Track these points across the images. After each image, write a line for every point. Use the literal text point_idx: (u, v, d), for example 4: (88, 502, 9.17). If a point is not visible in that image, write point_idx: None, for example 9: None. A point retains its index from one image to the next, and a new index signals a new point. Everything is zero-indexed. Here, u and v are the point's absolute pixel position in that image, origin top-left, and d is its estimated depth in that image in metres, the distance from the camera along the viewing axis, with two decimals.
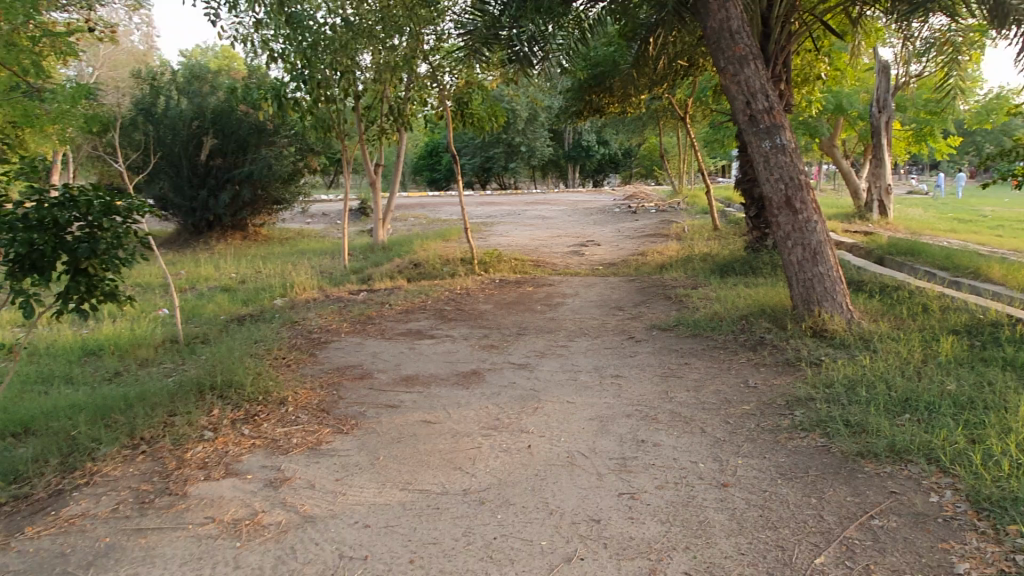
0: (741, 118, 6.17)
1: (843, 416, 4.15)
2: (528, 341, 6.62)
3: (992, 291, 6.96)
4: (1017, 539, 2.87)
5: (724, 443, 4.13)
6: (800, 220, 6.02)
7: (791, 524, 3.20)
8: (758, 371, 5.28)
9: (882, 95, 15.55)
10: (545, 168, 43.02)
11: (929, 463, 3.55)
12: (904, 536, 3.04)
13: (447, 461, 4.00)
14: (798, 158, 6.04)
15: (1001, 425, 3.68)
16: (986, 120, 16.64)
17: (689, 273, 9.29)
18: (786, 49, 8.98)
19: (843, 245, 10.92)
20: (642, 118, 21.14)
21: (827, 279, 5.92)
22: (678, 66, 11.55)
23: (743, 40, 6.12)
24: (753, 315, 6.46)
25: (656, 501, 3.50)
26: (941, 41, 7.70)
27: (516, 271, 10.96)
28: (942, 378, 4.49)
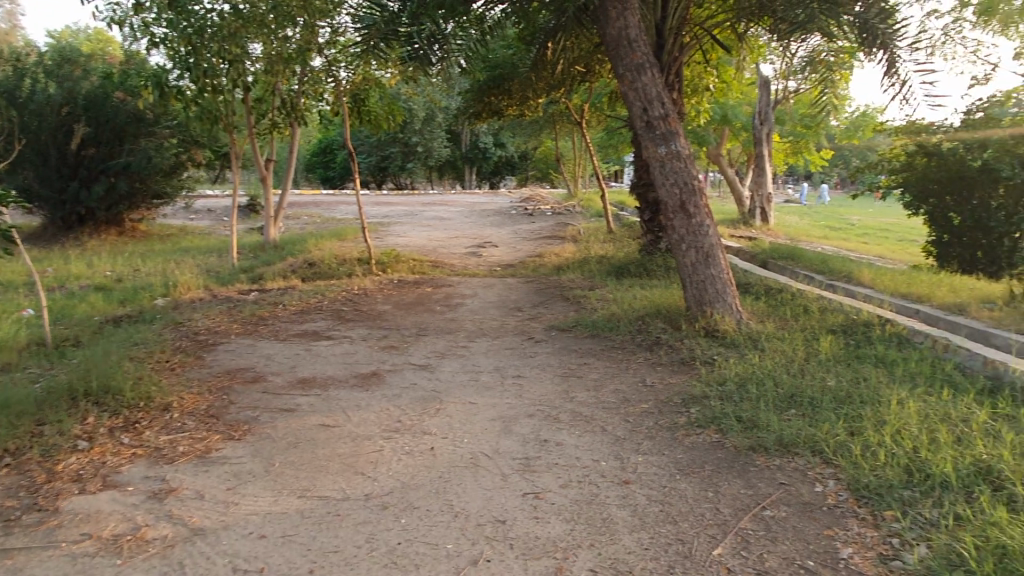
0: (638, 124, 6.33)
1: (735, 412, 4.33)
2: (429, 342, 6.53)
3: (863, 293, 7.50)
4: (893, 524, 3.08)
5: (625, 442, 4.22)
6: (693, 223, 6.25)
7: (689, 518, 3.30)
8: (655, 370, 5.44)
9: (763, 108, 16.47)
10: (442, 170, 42.92)
11: (814, 455, 3.75)
12: (794, 525, 3.19)
13: (347, 466, 3.87)
14: (692, 164, 6.27)
15: (877, 418, 3.94)
16: (853, 136, 17.97)
17: (586, 275, 9.48)
18: (678, 60, 9.35)
19: (729, 250, 11.49)
20: (538, 122, 21.45)
21: (718, 281, 6.17)
22: (576, 72, 11.80)
23: (640, 48, 6.28)
24: (649, 315, 6.66)
25: (560, 500, 3.52)
26: (816, 60, 8.20)
27: (414, 271, 10.82)
28: (823, 375, 4.77)
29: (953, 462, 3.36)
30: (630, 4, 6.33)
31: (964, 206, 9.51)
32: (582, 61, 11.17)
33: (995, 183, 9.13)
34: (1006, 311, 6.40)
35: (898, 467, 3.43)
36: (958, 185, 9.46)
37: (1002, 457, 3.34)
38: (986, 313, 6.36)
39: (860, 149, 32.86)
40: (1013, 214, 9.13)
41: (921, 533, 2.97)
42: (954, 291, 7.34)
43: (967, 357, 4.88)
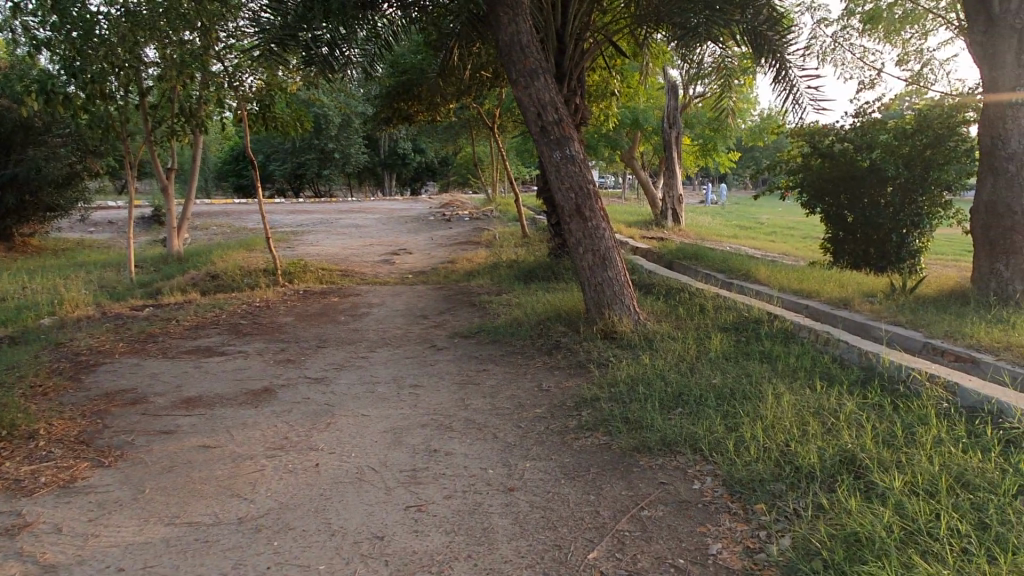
0: (533, 129, 6.36)
1: (623, 414, 4.38)
2: (328, 354, 6.38)
3: (757, 290, 7.77)
4: (761, 516, 3.16)
5: (514, 448, 4.21)
6: (590, 227, 6.32)
7: (569, 523, 3.31)
8: (551, 374, 5.47)
9: (671, 111, 16.88)
10: (360, 176, 42.39)
11: (693, 453, 3.83)
12: (669, 524, 3.24)
13: (223, 488, 3.72)
14: (586, 168, 6.34)
15: (754, 413, 4.06)
16: (758, 138, 18.51)
17: (496, 280, 9.47)
18: (580, 66, 9.45)
19: (638, 251, 11.70)
20: (454, 126, 21.37)
21: (615, 283, 6.25)
22: (484, 77, 11.79)
23: (532, 54, 6.31)
24: (550, 319, 6.70)
25: (442, 511, 3.47)
26: (718, 67, 8.34)
27: (323, 280, 10.59)
28: (711, 372, 4.89)
29: (820, 453, 3.48)
30: (522, 10, 6.36)
31: (855, 204, 9.95)
32: (489, 66, 11.17)
33: (882, 182, 9.59)
34: (887, 304, 6.73)
35: (770, 461, 3.53)
36: (850, 185, 9.91)
37: (864, 446, 3.48)
38: (867, 306, 6.69)
39: (767, 150, 34.04)
40: (898, 212, 9.61)
41: (785, 526, 3.05)
42: (842, 286, 7.67)
43: (845, 349, 5.09)
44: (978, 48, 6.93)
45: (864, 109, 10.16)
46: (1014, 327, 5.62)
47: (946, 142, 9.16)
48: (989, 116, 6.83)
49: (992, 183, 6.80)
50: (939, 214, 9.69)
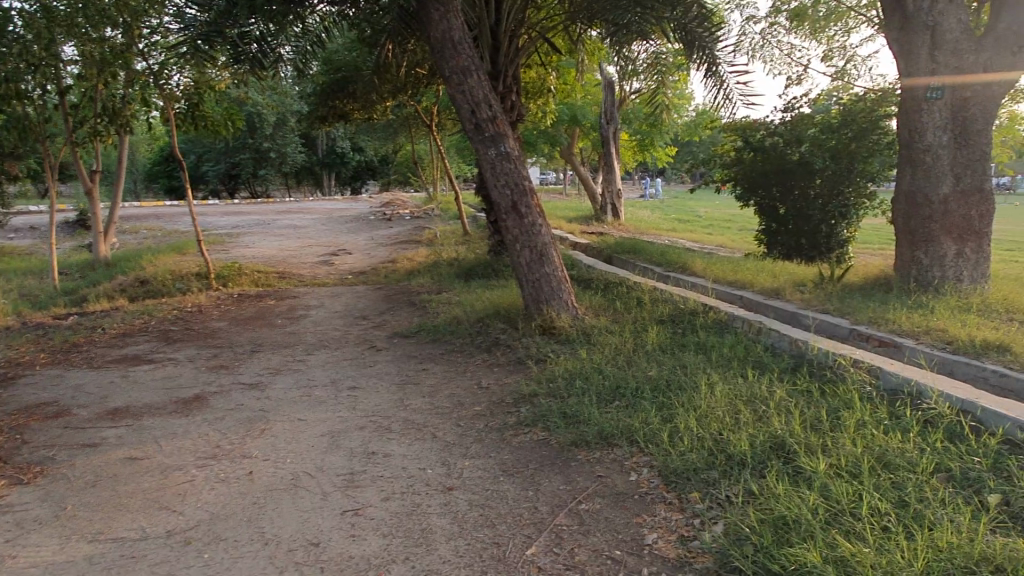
0: (467, 126, 6.33)
1: (561, 408, 4.41)
2: (263, 359, 6.24)
3: (692, 283, 7.92)
4: (695, 505, 3.22)
5: (453, 447, 4.19)
6: (526, 223, 6.33)
7: (507, 520, 3.31)
8: (491, 371, 5.47)
9: (608, 109, 17.12)
10: (298, 176, 41.58)
11: (630, 445, 3.88)
12: (605, 516, 3.27)
13: (152, 501, 3.59)
14: (521, 164, 6.36)
15: (688, 403, 4.13)
16: (693, 134, 18.96)
17: (436, 279, 9.40)
18: (515, 63, 9.45)
19: (578, 247, 11.80)
20: (392, 124, 21.16)
21: (553, 279, 6.29)
22: (420, 74, 11.68)
23: (464, 51, 6.27)
24: (489, 316, 6.69)
25: (379, 514, 3.42)
26: (651, 64, 8.45)
27: (259, 283, 10.35)
28: (648, 364, 4.95)
29: (751, 440, 3.57)
30: (453, 6, 6.32)
31: (787, 197, 10.23)
32: (425, 63, 11.07)
33: (811, 175, 9.87)
34: (816, 293, 6.94)
35: (703, 450, 3.59)
36: (781, 178, 10.17)
37: (792, 431, 3.58)
38: (798, 295, 6.90)
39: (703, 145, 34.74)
40: (826, 203, 9.92)
41: (718, 513, 3.12)
42: (774, 277, 7.88)
43: (776, 338, 5.22)
44: (894, 44, 7.25)
45: (793, 104, 10.46)
46: (933, 312, 5.87)
47: (870, 135, 9.52)
48: (906, 108, 7.10)
49: (910, 174, 7.08)
50: (864, 205, 10.04)
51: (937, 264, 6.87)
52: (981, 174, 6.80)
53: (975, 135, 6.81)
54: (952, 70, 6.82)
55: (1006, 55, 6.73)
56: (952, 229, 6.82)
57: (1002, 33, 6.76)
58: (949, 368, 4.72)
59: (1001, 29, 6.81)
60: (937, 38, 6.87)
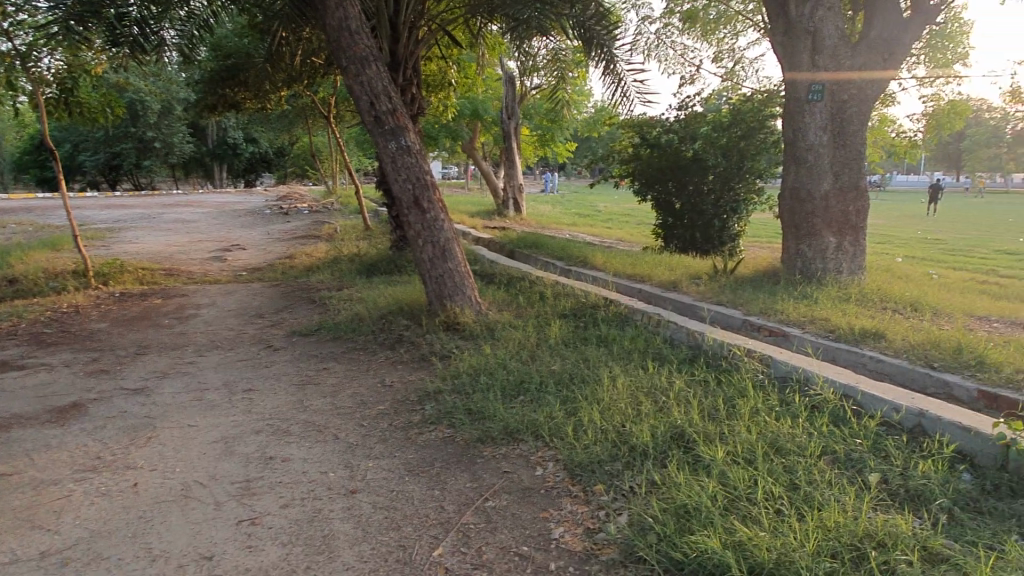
0: (366, 118, 6.16)
1: (467, 405, 4.37)
2: (149, 361, 5.87)
3: (593, 276, 8.06)
4: (600, 497, 3.26)
5: (356, 448, 4.07)
6: (429, 218, 6.24)
7: (413, 521, 3.24)
8: (394, 369, 5.36)
9: (507, 103, 17.18)
10: (186, 167, 39.58)
11: (535, 440, 3.89)
12: (512, 513, 3.25)
13: (22, 521, 3.29)
14: (422, 159, 6.26)
15: (592, 396, 4.18)
16: (592, 129, 19.30)
17: (336, 275, 9.15)
18: (415, 55, 9.28)
19: (481, 242, 11.79)
20: (288, 115, 20.46)
21: (456, 274, 6.24)
22: (315, 63, 11.29)
23: (362, 40, 6.09)
24: (392, 313, 6.57)
25: (278, 522, 3.27)
26: (551, 60, 8.51)
27: (143, 281, 9.75)
28: (552, 358, 4.98)
29: (652, 431, 3.65)
30: None
31: (682, 192, 10.57)
32: (321, 52, 10.71)
33: (704, 171, 10.24)
34: (710, 285, 7.20)
35: (607, 442, 3.65)
36: (676, 174, 10.52)
37: (691, 421, 3.69)
38: (693, 288, 7.15)
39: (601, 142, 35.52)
40: (719, 199, 10.33)
41: (622, 504, 3.17)
42: (671, 270, 8.12)
43: (674, 330, 5.37)
44: (779, 47, 7.60)
45: (686, 103, 10.88)
46: (817, 302, 6.22)
47: (756, 134, 10.08)
48: (791, 107, 7.46)
49: (795, 172, 7.46)
50: (753, 200, 10.53)
51: (820, 257, 7.29)
52: (857, 172, 7.26)
53: (852, 136, 7.26)
54: (831, 73, 7.22)
55: (880, 60, 7.21)
56: (833, 223, 7.25)
57: (876, 40, 7.24)
58: (831, 355, 5.02)
59: (874, 36, 7.27)
60: (817, 43, 7.24)
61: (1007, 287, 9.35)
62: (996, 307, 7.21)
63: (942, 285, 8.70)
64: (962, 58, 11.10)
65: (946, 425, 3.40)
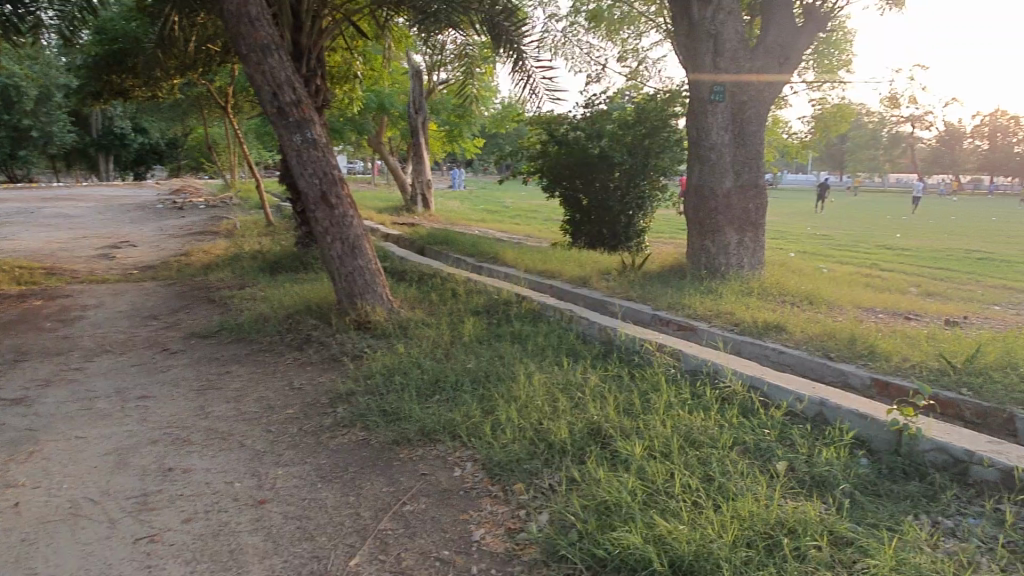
0: (269, 110, 5.89)
1: (381, 406, 4.24)
2: (29, 369, 5.41)
3: (505, 273, 8.05)
4: (520, 496, 3.24)
5: (263, 455, 3.88)
6: (337, 215, 6.04)
7: (327, 530, 3.11)
8: (303, 371, 5.17)
9: (414, 98, 16.88)
10: (67, 159, 36.99)
11: (452, 440, 3.82)
12: (431, 516, 3.18)
13: None
14: (329, 153, 6.05)
15: (509, 394, 4.16)
16: (499, 126, 19.37)
17: (237, 273, 8.75)
18: (319, 44, 8.96)
19: (389, 238, 11.58)
20: (181, 104, 19.43)
21: (366, 272, 6.08)
22: (211, 50, 10.73)
23: (263, 27, 5.81)
24: (299, 312, 6.33)
25: (181, 539, 3.07)
26: (459, 55, 8.22)
27: (21, 281, 9.01)
28: (467, 356, 4.92)
29: (569, 428, 3.66)
30: None
31: (589, 188, 10.71)
32: (217, 39, 10.18)
33: (611, 168, 10.42)
34: (619, 281, 7.33)
35: (525, 440, 3.63)
36: (582, 171, 10.61)
37: (607, 416, 3.72)
38: (603, 283, 7.25)
39: None
40: (624, 196, 10.54)
41: (542, 503, 3.15)
42: (580, 265, 8.22)
43: (586, 325, 5.42)
44: (682, 47, 7.79)
45: (592, 100, 11.01)
46: (721, 296, 6.43)
47: (660, 132, 10.37)
48: (694, 106, 7.68)
49: (698, 170, 7.69)
50: (657, 197, 10.81)
51: (722, 252, 7.56)
52: (756, 171, 7.57)
53: (751, 137, 7.55)
54: (732, 74, 7.47)
55: (776, 65, 7.58)
56: (734, 220, 7.53)
57: (772, 45, 7.57)
58: (737, 347, 5.20)
59: (770, 41, 7.59)
60: (719, 45, 7.45)
61: (889, 280, 10.00)
62: (880, 299, 7.70)
63: (832, 279, 9.21)
64: (846, 64, 11.78)
65: (846, 412, 3.57)
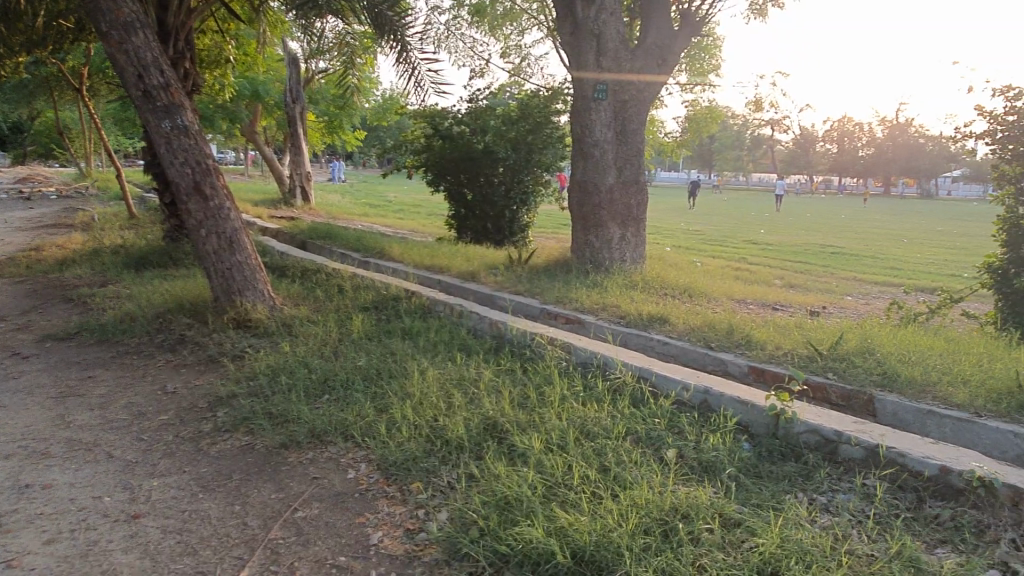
0: (134, 93, 5.47)
1: (266, 409, 4.04)
2: None
3: (392, 268, 7.89)
4: (418, 495, 3.17)
5: (136, 466, 3.60)
6: (212, 207, 5.70)
7: (212, 543, 2.92)
8: (177, 374, 4.84)
9: (292, 86, 16.18)
10: None
11: (345, 440, 3.70)
12: (325, 521, 3.05)
13: None
14: (202, 141, 5.69)
15: (402, 392, 4.07)
16: (381, 118, 18.99)
17: (97, 270, 8.08)
18: (187, 25, 8.42)
19: (267, 232, 11.07)
20: (27, 85, 17.73)
21: (245, 268, 5.78)
22: (62, 26, 9.82)
23: (126, 3, 5.39)
24: (171, 311, 5.93)
25: (43, 563, 2.78)
26: (338, 43, 8.03)
27: None
28: (356, 354, 4.77)
29: (465, 424, 3.62)
30: None
31: (474, 183, 10.69)
32: (69, 14, 9.34)
33: (495, 164, 10.46)
34: (507, 275, 7.37)
35: (421, 438, 3.57)
36: (467, 166, 10.56)
37: (503, 410, 3.72)
38: (492, 278, 7.26)
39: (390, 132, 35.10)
40: (509, 191, 10.61)
41: (441, 501, 3.10)
42: (468, 260, 8.20)
43: (477, 320, 5.40)
44: (566, 44, 7.90)
45: (476, 95, 11.00)
46: (606, 290, 6.60)
47: (544, 128, 10.54)
48: (578, 103, 7.81)
49: (582, 166, 7.85)
50: (541, 192, 10.96)
51: (606, 246, 7.76)
52: (637, 167, 7.82)
53: (632, 134, 7.79)
54: (613, 74, 7.66)
55: (654, 65, 7.80)
56: (616, 216, 7.76)
57: (651, 46, 7.80)
58: (624, 340, 5.34)
59: (650, 42, 7.83)
60: (601, 44, 7.62)
61: (757, 273, 10.64)
62: (751, 291, 8.18)
63: (705, 272, 9.69)
64: (716, 67, 12.41)
65: (728, 400, 3.75)
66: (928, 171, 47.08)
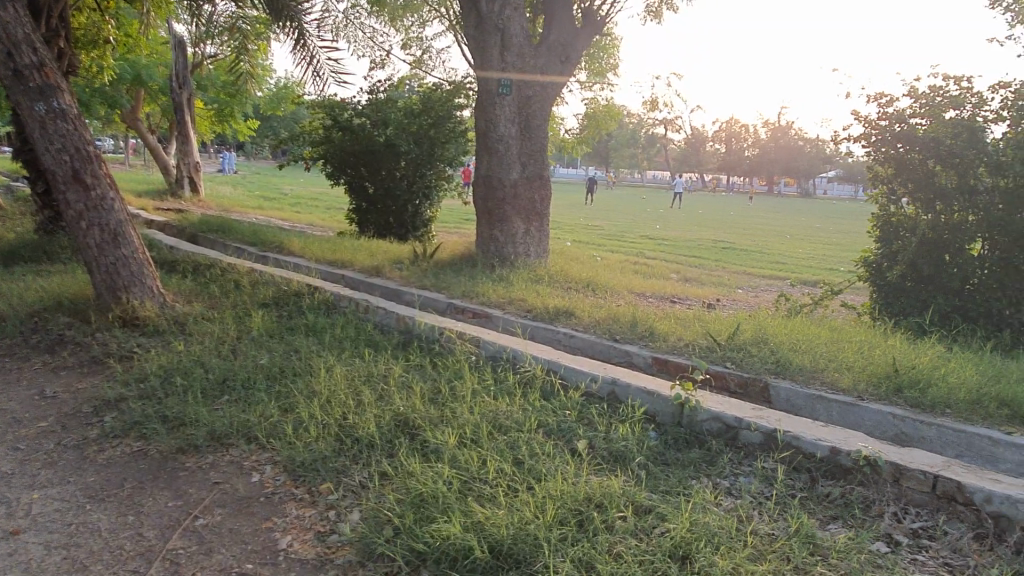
0: (2, 72, 5.03)
1: (160, 412, 3.80)
2: None
3: (292, 263, 7.63)
4: (328, 496, 3.08)
5: (13, 479, 3.30)
6: (94, 197, 5.30)
7: (103, 557, 2.72)
8: (56, 377, 4.48)
9: (178, 71, 15.28)
10: None
11: (247, 442, 3.54)
12: (229, 528, 2.91)
13: None
14: (82, 126, 5.28)
15: (307, 390, 3.94)
16: (276, 108, 18.30)
17: None
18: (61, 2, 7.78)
19: (153, 225, 10.44)
20: None
21: (132, 263, 5.42)
22: None
23: None
24: (47, 310, 5.49)
25: None
26: (228, 28, 7.54)
27: None
28: (257, 352, 4.57)
29: (376, 421, 3.55)
30: None
31: (375, 176, 10.48)
32: None
33: (397, 157, 10.29)
34: (412, 269, 7.27)
35: (329, 438, 3.46)
36: (368, 159, 10.34)
37: (413, 406, 3.66)
38: (396, 273, 7.15)
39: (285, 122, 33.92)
40: (411, 185, 10.48)
41: (353, 501, 3.02)
42: (370, 255, 8.03)
43: (383, 315, 5.30)
44: (470, 39, 7.80)
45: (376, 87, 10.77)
46: (512, 284, 6.62)
47: (445, 123, 10.48)
48: (482, 98, 7.78)
49: (486, 160, 7.83)
50: (444, 186, 10.89)
51: (510, 241, 7.81)
52: (541, 163, 7.90)
53: (535, 130, 7.85)
54: (517, 70, 7.68)
55: (557, 64, 7.96)
56: (520, 210, 7.81)
57: (554, 44, 7.96)
58: (532, 333, 5.39)
59: (552, 40, 7.96)
60: (505, 40, 7.61)
61: (654, 267, 11.00)
62: (650, 284, 8.44)
63: (606, 266, 9.91)
64: (614, 67, 12.71)
65: (635, 390, 3.85)
66: (806, 171, 50.23)
